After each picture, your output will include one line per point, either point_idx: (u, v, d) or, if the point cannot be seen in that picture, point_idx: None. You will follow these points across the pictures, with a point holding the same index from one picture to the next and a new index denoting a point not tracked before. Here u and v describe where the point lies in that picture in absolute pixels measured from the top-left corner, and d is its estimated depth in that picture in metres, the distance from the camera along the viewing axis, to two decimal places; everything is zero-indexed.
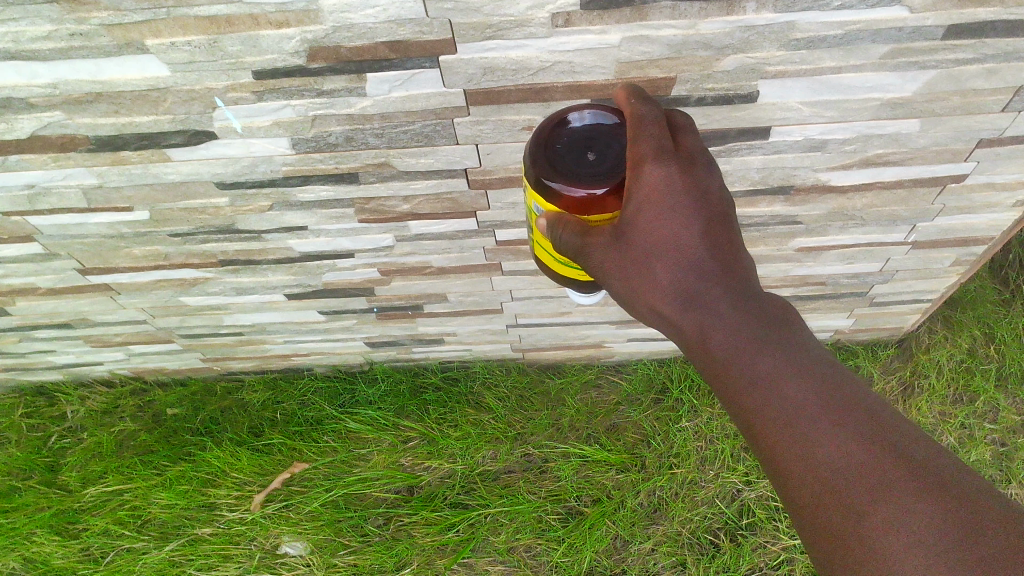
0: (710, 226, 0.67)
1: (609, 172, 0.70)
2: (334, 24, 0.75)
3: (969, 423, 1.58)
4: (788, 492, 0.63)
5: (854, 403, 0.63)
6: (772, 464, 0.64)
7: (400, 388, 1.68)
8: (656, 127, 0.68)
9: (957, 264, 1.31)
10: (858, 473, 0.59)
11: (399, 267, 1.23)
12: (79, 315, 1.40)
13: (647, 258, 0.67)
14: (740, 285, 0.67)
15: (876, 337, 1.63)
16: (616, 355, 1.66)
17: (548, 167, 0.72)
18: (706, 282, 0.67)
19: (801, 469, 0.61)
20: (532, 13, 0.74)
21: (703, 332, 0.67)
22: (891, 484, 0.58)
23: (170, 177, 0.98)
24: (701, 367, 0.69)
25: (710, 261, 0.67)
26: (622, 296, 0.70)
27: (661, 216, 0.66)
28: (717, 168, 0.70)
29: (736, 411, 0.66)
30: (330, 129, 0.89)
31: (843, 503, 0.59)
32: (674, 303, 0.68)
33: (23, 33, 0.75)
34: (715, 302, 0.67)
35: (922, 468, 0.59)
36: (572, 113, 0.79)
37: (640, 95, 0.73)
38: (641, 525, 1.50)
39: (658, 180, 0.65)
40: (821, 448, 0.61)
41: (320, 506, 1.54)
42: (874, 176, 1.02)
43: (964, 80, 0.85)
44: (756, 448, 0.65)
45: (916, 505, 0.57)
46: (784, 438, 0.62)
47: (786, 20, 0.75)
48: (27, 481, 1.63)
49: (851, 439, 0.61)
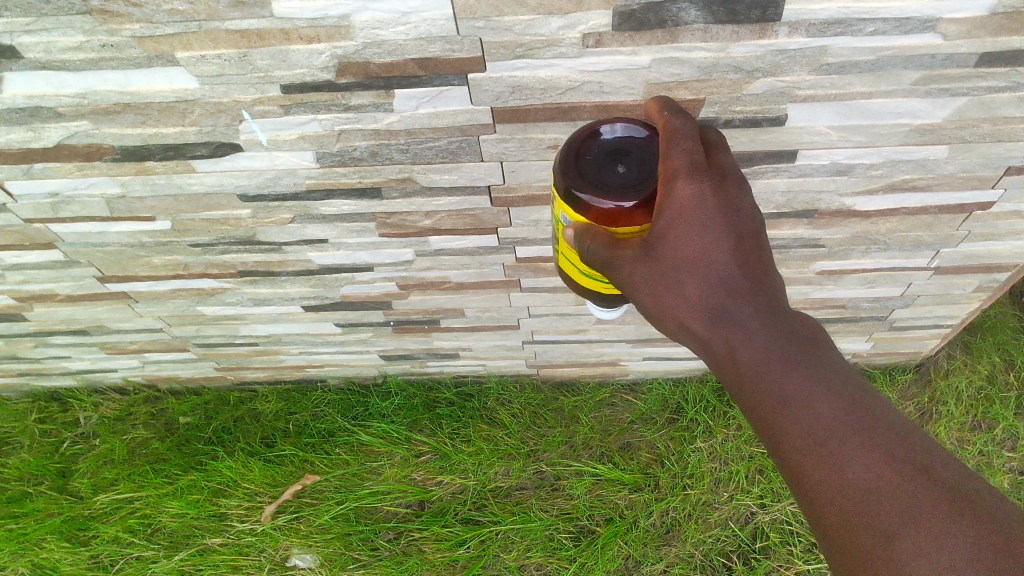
0: (740, 243, 0.67)
1: (640, 184, 0.68)
2: (364, 40, 0.75)
3: (988, 451, 1.57)
4: (816, 513, 0.62)
5: (884, 426, 0.62)
6: (798, 484, 0.63)
7: (412, 403, 1.67)
8: (691, 142, 0.66)
9: (980, 291, 1.29)
10: (888, 497, 0.58)
11: (419, 281, 1.23)
12: (96, 323, 1.40)
13: (676, 273, 0.67)
14: (769, 302, 0.67)
15: (893, 361, 1.62)
16: (631, 373, 1.65)
17: (578, 178, 0.70)
18: (735, 300, 0.66)
19: (829, 491, 0.61)
20: (564, 33, 0.74)
21: (731, 348, 0.66)
22: (923, 510, 0.57)
23: (193, 188, 0.98)
24: (725, 380, 0.69)
25: (739, 278, 0.67)
26: (648, 309, 0.70)
27: (691, 231, 0.65)
28: (748, 187, 0.70)
29: (763, 429, 0.65)
30: (356, 143, 0.89)
31: (873, 526, 0.58)
32: (701, 318, 0.67)
33: (54, 44, 0.75)
34: (743, 319, 0.66)
35: (953, 493, 0.58)
36: (602, 125, 0.76)
37: (673, 107, 0.73)
38: (653, 545, 1.48)
39: (691, 196, 0.64)
40: (852, 470, 0.60)
41: (331, 519, 1.53)
42: (899, 201, 1.02)
43: (996, 107, 0.84)
44: (781, 464, 0.65)
45: (948, 530, 0.56)
46: (813, 460, 0.62)
47: (818, 45, 0.75)
48: (39, 487, 1.63)
49: (881, 462, 0.60)
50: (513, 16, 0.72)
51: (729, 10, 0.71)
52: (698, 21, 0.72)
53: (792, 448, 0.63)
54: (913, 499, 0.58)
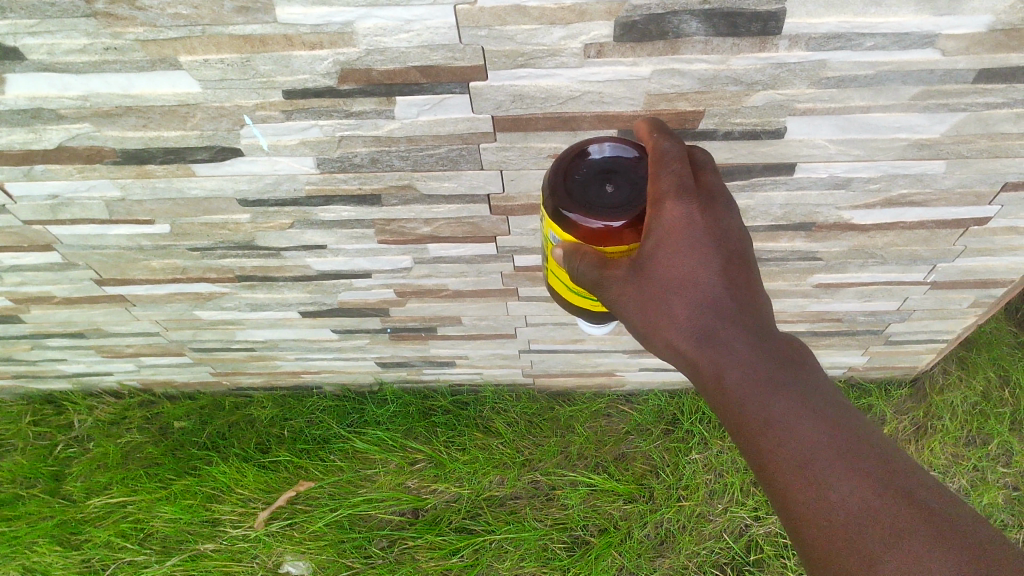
0: (728, 263, 0.67)
1: (628, 204, 0.69)
2: (367, 47, 0.75)
3: (982, 466, 1.57)
4: (801, 534, 0.62)
5: (867, 449, 0.63)
6: (783, 505, 0.63)
7: (409, 410, 1.67)
8: (679, 164, 0.67)
9: (975, 306, 1.30)
10: (869, 518, 0.59)
11: (416, 289, 1.23)
12: (93, 326, 1.39)
13: (665, 293, 0.67)
14: (756, 323, 0.67)
15: (888, 375, 1.62)
16: (626, 383, 1.65)
17: (567, 197, 0.70)
18: (722, 321, 0.66)
19: (812, 513, 0.61)
20: (566, 43, 0.74)
21: (719, 369, 0.66)
22: (903, 531, 0.58)
23: (194, 192, 0.98)
24: (712, 402, 0.68)
25: (727, 299, 0.67)
26: (637, 328, 0.70)
27: (679, 252, 0.66)
28: (736, 208, 0.70)
29: (749, 451, 0.65)
30: (356, 150, 0.89)
31: (855, 546, 0.59)
32: (688, 339, 0.67)
33: (57, 46, 0.75)
34: (731, 340, 0.66)
35: (933, 516, 0.58)
36: (590, 145, 0.76)
37: (662, 129, 0.73)
38: (648, 557, 1.48)
39: (678, 217, 0.65)
40: (835, 491, 0.61)
41: (324, 526, 1.53)
42: (896, 215, 1.02)
43: (993, 123, 0.85)
44: (766, 485, 0.65)
45: (930, 555, 0.56)
46: (798, 481, 0.62)
47: (818, 58, 0.75)
48: (31, 489, 1.62)
49: (864, 484, 0.60)
50: (515, 26, 0.72)
51: (730, 23, 0.71)
52: (700, 34, 0.73)
53: (778, 470, 0.63)
54: (895, 520, 0.58)
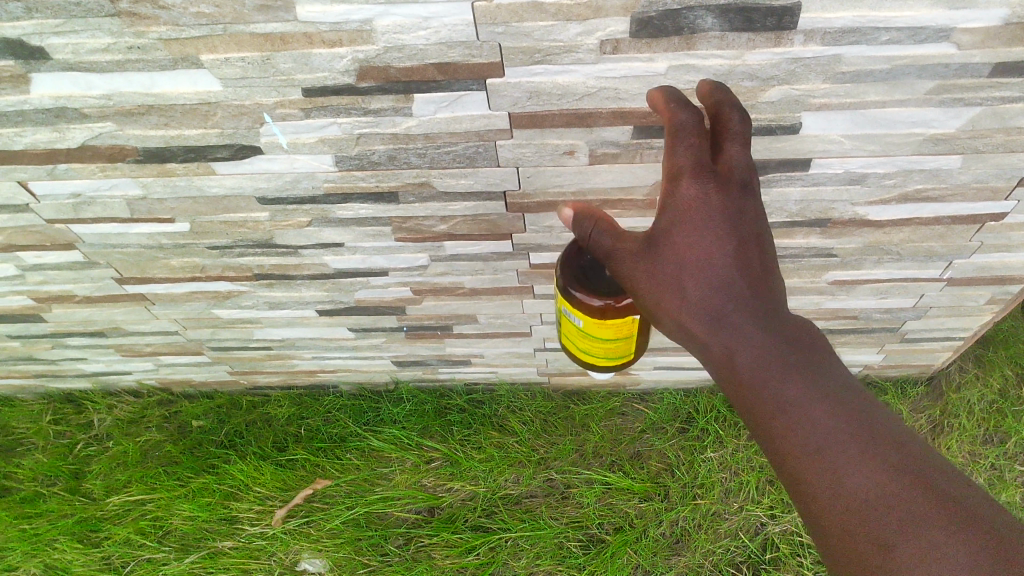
0: (744, 246, 0.67)
1: None
2: (385, 44, 0.76)
3: (1000, 465, 1.56)
4: (814, 516, 0.63)
5: (880, 433, 0.63)
6: (796, 487, 0.64)
7: (424, 409, 1.67)
8: (698, 138, 0.66)
9: (992, 303, 1.29)
10: (885, 504, 0.60)
11: (433, 286, 1.24)
12: (113, 324, 1.41)
13: (678, 277, 0.68)
14: (770, 307, 0.67)
15: (904, 373, 1.62)
16: (641, 382, 1.65)
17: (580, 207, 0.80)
18: (735, 305, 0.67)
19: (826, 495, 0.62)
20: (582, 39, 0.75)
21: (730, 351, 0.67)
22: (919, 518, 0.59)
23: (214, 190, 0.99)
24: (723, 382, 0.69)
25: (740, 282, 0.67)
26: (650, 309, 0.71)
27: (694, 234, 0.66)
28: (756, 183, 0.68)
29: (761, 430, 0.66)
30: (374, 148, 0.90)
31: (868, 532, 0.60)
32: (700, 320, 0.68)
33: (82, 45, 0.76)
34: (741, 323, 0.67)
35: (949, 503, 0.59)
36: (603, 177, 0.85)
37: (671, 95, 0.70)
38: (663, 555, 1.48)
39: (694, 198, 0.66)
40: (849, 474, 0.62)
41: (341, 524, 1.54)
42: (912, 211, 1.02)
43: (1009, 117, 0.85)
44: (779, 465, 0.66)
45: (945, 541, 0.57)
46: (809, 463, 0.63)
47: (833, 53, 0.76)
48: (52, 488, 1.64)
49: (878, 469, 0.61)
50: (532, 22, 0.73)
51: (746, 18, 0.72)
52: (715, 29, 0.73)
53: (791, 451, 0.64)
54: (908, 507, 0.59)
